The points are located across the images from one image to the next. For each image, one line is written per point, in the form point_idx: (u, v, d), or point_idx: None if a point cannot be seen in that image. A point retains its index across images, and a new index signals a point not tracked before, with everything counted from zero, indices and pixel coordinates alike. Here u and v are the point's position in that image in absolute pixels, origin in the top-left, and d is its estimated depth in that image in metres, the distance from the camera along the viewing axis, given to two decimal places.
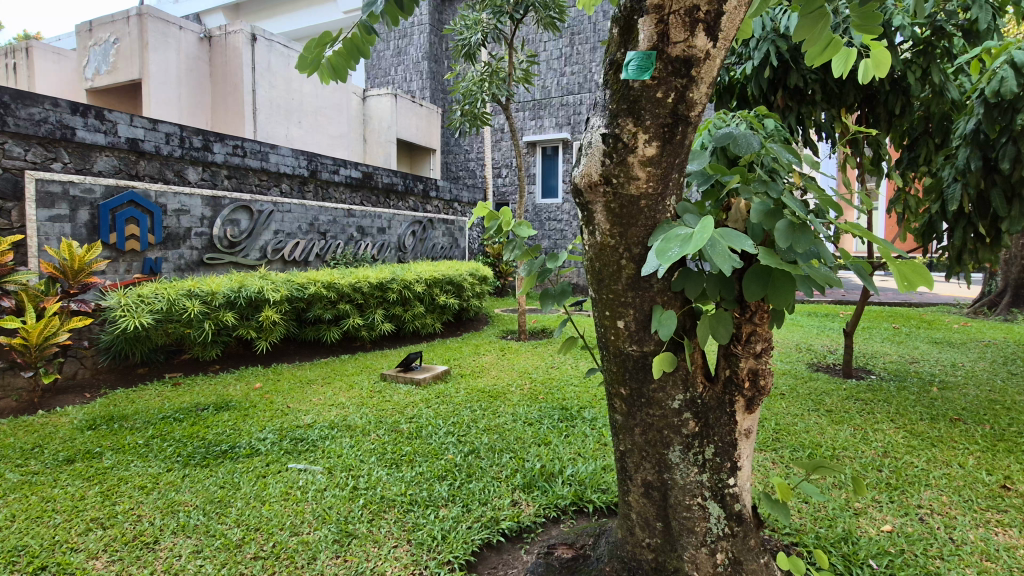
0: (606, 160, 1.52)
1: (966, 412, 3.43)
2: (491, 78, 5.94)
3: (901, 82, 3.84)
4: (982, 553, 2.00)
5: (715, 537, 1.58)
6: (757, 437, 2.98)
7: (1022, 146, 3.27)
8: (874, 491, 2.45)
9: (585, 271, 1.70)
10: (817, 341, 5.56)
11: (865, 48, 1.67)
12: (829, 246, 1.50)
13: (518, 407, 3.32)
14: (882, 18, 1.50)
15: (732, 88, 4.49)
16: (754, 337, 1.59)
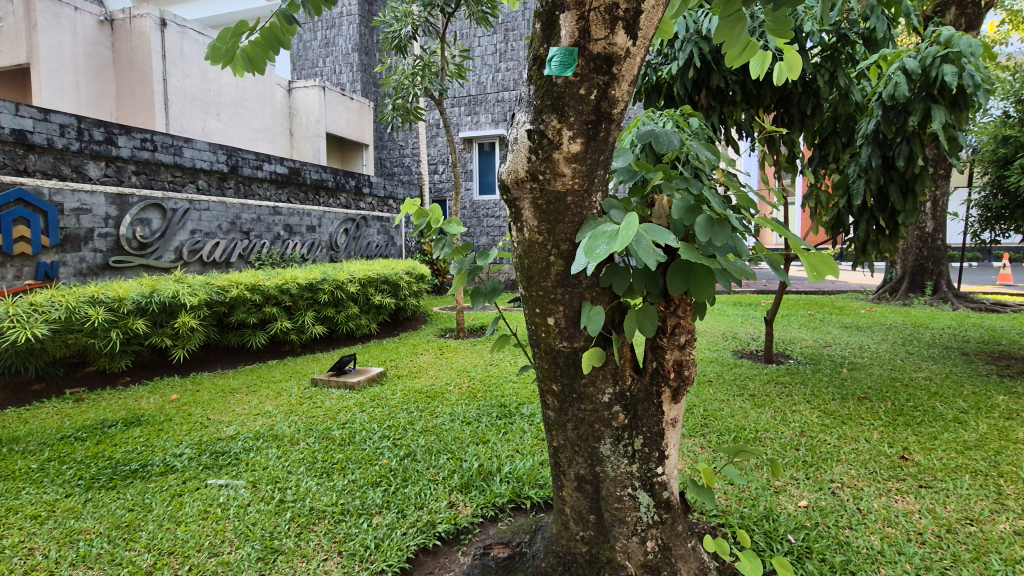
0: (532, 156, 1.50)
1: (872, 390, 3.73)
2: (423, 72, 5.80)
3: (812, 85, 4.11)
4: (884, 520, 2.17)
5: (645, 526, 1.62)
6: (687, 424, 3.10)
7: (913, 146, 3.58)
8: (792, 470, 2.61)
9: (514, 268, 1.69)
10: (742, 329, 5.87)
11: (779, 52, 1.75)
12: (746, 241, 1.55)
13: (456, 406, 3.28)
14: (793, 23, 1.58)
15: (659, 88, 4.64)
16: (678, 329, 1.64)
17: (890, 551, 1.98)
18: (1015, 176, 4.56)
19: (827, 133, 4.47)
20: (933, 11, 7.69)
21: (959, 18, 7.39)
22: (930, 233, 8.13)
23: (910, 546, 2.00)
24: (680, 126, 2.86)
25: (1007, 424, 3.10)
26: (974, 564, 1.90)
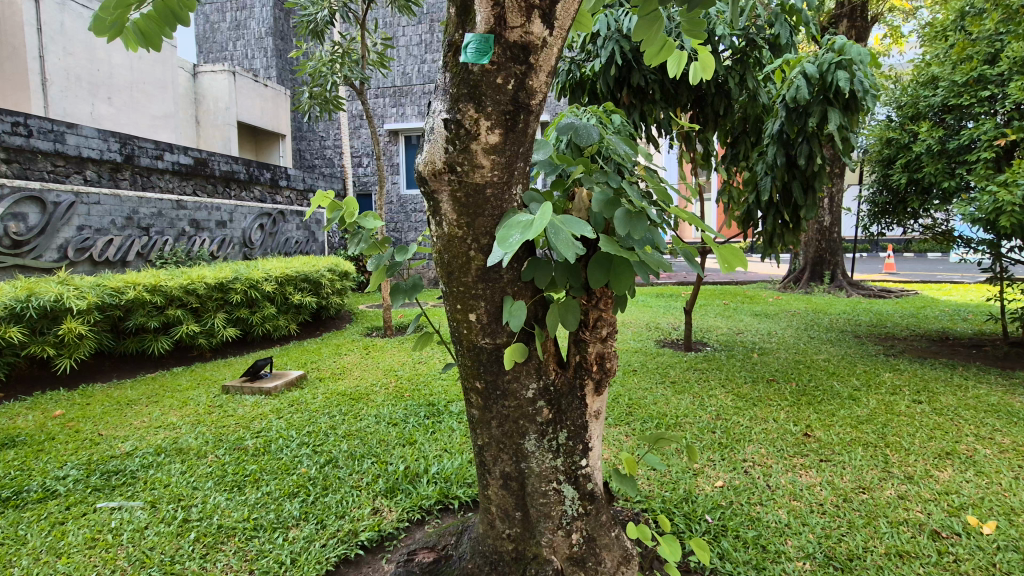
0: (449, 147, 1.45)
1: (778, 373, 4.01)
2: (341, 59, 5.53)
3: (724, 86, 4.33)
4: (791, 494, 2.33)
5: (571, 519, 1.62)
6: (613, 413, 3.18)
7: (812, 145, 3.86)
8: (709, 452, 2.74)
9: (434, 264, 1.63)
10: (664, 320, 6.13)
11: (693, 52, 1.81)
12: (662, 234, 1.58)
13: (382, 407, 3.17)
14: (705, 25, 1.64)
15: (583, 84, 4.72)
16: (600, 322, 1.65)
17: (796, 522, 2.12)
18: (897, 175, 5.06)
19: (738, 132, 4.73)
20: (828, 22, 8.38)
21: (850, 30, 8.10)
22: (827, 226, 8.87)
23: (813, 517, 2.16)
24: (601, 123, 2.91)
25: (891, 399, 3.44)
26: (866, 529, 2.08)
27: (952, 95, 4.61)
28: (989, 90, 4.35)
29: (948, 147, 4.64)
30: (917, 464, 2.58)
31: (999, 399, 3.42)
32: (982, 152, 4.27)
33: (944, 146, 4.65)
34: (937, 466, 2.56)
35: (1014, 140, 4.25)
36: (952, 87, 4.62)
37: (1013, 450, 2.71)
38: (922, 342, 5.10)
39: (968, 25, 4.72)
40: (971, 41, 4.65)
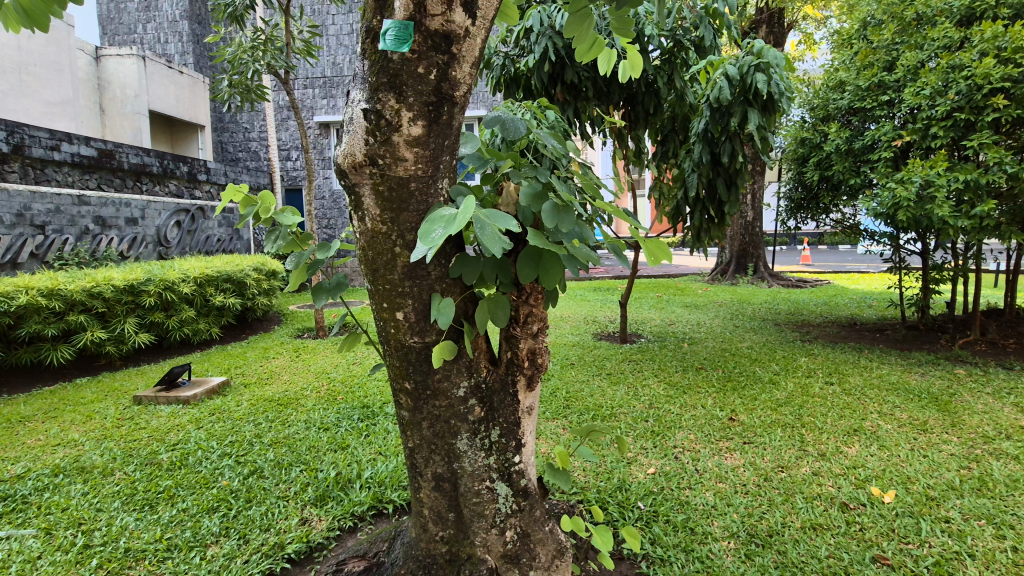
0: (369, 138, 1.39)
1: (706, 361, 4.19)
2: (263, 46, 5.22)
3: (653, 86, 4.47)
4: (717, 476, 2.44)
5: (504, 516, 1.61)
6: (550, 406, 3.20)
7: (735, 144, 4.05)
8: (641, 440, 2.82)
9: (358, 261, 1.56)
10: (601, 313, 6.27)
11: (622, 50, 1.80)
12: (590, 228, 1.58)
13: (313, 412, 3.04)
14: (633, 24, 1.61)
15: (518, 80, 4.72)
16: (531, 317, 1.64)
17: (722, 504, 2.21)
18: (811, 173, 5.41)
19: (667, 130, 4.89)
20: (748, 27, 8.85)
21: (768, 35, 8.59)
22: (750, 221, 9.39)
23: (737, 497, 2.26)
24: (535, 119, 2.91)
25: (807, 381, 3.68)
26: (784, 505, 2.21)
27: (857, 98, 4.98)
28: (887, 95, 4.74)
29: (853, 147, 5.01)
30: (829, 441, 2.78)
31: (898, 378, 3.75)
32: (883, 152, 4.65)
33: (850, 146, 5.03)
34: (846, 442, 2.76)
35: (909, 141, 4.65)
36: (856, 91, 5.00)
37: (910, 424, 2.97)
38: (834, 328, 5.50)
39: (870, 34, 5.11)
40: (873, 48, 5.04)
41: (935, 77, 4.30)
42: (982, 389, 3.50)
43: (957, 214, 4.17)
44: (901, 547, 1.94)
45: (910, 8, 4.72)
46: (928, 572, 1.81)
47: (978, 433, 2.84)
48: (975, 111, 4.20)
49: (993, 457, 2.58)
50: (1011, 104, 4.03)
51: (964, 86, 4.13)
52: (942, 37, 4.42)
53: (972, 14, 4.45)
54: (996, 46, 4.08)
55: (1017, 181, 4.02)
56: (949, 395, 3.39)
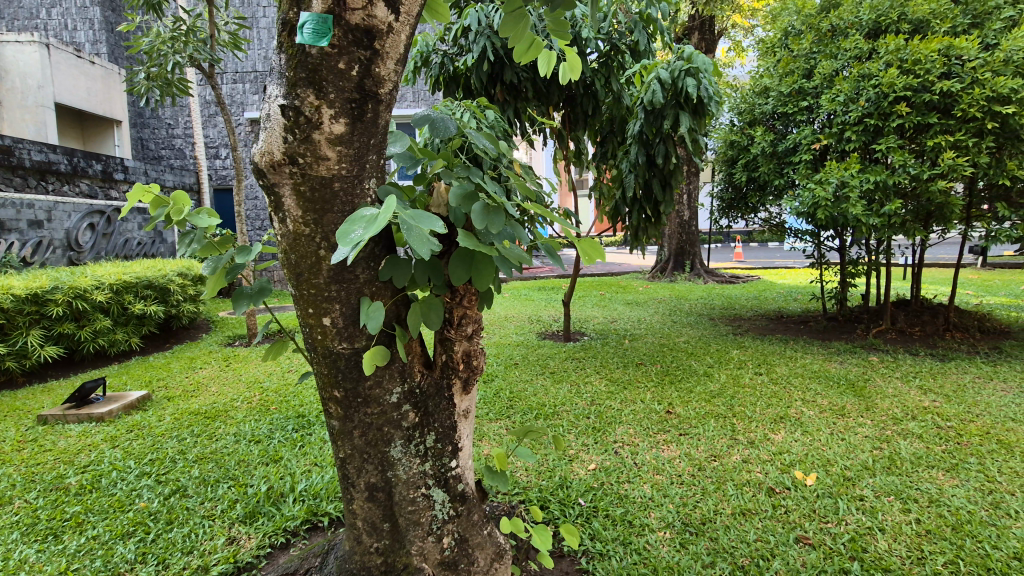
0: (288, 136, 1.32)
1: (646, 356, 4.32)
2: (185, 37, 4.92)
3: (591, 88, 4.55)
4: (654, 469, 2.50)
5: (441, 523, 1.59)
6: (494, 408, 3.19)
7: (668, 146, 4.19)
8: (583, 437, 2.85)
9: (281, 264, 1.48)
10: (545, 312, 6.33)
11: (559, 53, 1.78)
12: (524, 229, 1.57)
13: (243, 424, 2.89)
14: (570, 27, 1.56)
15: (457, 78, 4.68)
16: (465, 319, 1.62)
17: (658, 495, 2.28)
18: (740, 174, 5.68)
19: (606, 132, 5.01)
20: (682, 33, 9.21)
21: (700, 41, 8.97)
22: (687, 219, 9.75)
23: (673, 488, 2.34)
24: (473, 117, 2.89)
25: (738, 373, 3.86)
26: (716, 493, 2.30)
27: (780, 104, 5.28)
28: (807, 101, 5.05)
29: (777, 150, 5.32)
30: (758, 430, 2.92)
31: (819, 367, 4.00)
32: (803, 154, 4.95)
33: (774, 149, 5.33)
34: (773, 430, 2.91)
35: (826, 145, 4.98)
36: (779, 97, 5.29)
37: (829, 410, 3.17)
38: (763, 321, 5.81)
39: (790, 43, 5.42)
40: (793, 57, 5.35)
41: (848, 86, 4.63)
42: (892, 374, 3.80)
43: (869, 212, 4.49)
44: (821, 527, 2.06)
45: (826, 20, 5.07)
46: (844, 547, 1.93)
47: (888, 415, 3.07)
48: (882, 117, 4.55)
49: (902, 437, 2.80)
50: (913, 111, 4.38)
51: (873, 94, 4.46)
52: (854, 48, 4.75)
53: (878, 28, 4.81)
54: (899, 58, 4.43)
55: (919, 182, 4.38)
56: (864, 381, 3.66)
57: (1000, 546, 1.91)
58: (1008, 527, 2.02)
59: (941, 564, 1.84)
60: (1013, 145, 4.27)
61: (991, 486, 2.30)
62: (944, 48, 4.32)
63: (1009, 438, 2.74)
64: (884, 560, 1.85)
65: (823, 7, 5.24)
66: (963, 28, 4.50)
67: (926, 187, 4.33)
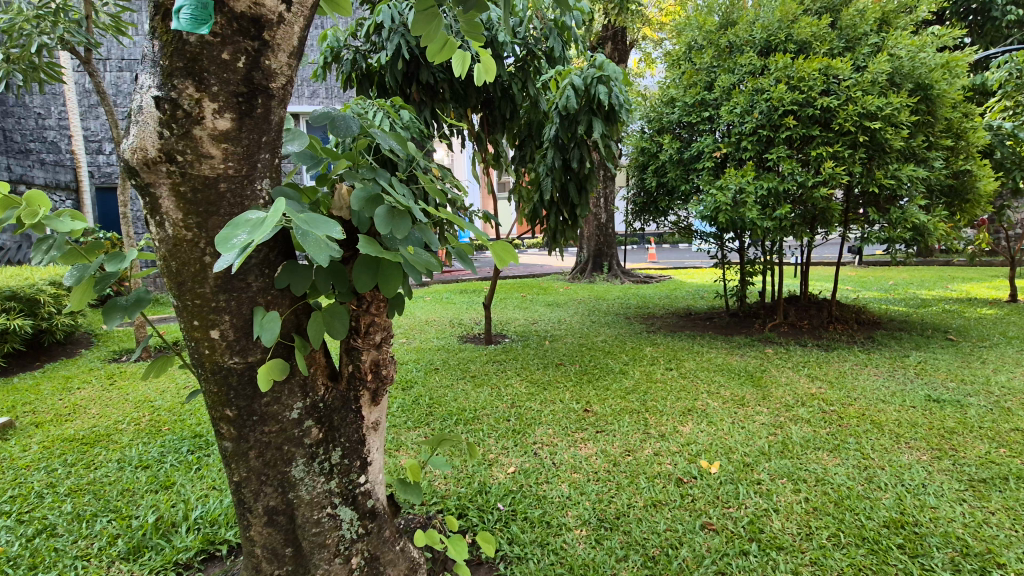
0: (164, 131, 1.20)
1: (565, 356, 4.41)
2: (54, 15, 4.38)
3: (508, 91, 4.64)
4: (572, 467, 2.55)
5: (349, 542, 1.54)
6: (412, 416, 3.11)
7: (583, 150, 4.32)
8: (504, 440, 2.85)
9: (159, 272, 1.33)
10: (467, 315, 6.30)
11: (474, 55, 1.71)
12: (434, 232, 1.51)
13: (129, 449, 2.61)
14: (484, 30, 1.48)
15: (371, 76, 4.53)
16: (373, 327, 1.58)
17: (575, 494, 2.31)
18: (650, 179, 5.96)
19: (524, 136, 4.97)
20: (597, 42, 9.55)
21: (614, 51, 9.34)
22: (604, 222, 10.11)
23: (589, 486, 2.39)
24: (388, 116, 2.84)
25: (651, 369, 4.04)
26: (630, 487, 2.38)
27: (685, 114, 5.60)
28: (708, 111, 5.39)
29: (683, 157, 5.64)
30: (668, 423, 3.06)
31: (723, 360, 4.28)
32: (706, 162, 5.29)
33: (680, 156, 5.65)
34: (682, 422, 3.07)
35: (725, 154, 5.35)
36: (684, 107, 5.62)
37: (731, 400, 3.40)
38: (675, 318, 6.13)
39: (693, 57, 5.76)
40: (696, 70, 5.70)
41: (743, 99, 5.02)
42: (785, 365, 4.13)
43: (764, 216, 4.89)
44: (724, 512, 2.19)
45: (724, 37, 5.47)
46: (744, 530, 2.06)
47: (782, 403, 3.34)
48: (773, 129, 4.97)
49: (793, 423, 3.05)
50: (799, 123, 4.82)
51: (765, 107, 4.86)
52: (748, 64, 5.14)
53: (769, 46, 5.25)
54: (786, 74, 4.85)
55: (805, 189, 4.81)
56: (762, 372, 3.96)
57: (873, 517, 2.12)
58: (880, 499, 2.26)
59: (827, 537, 2.01)
60: (880, 157, 4.80)
61: (866, 463, 2.56)
62: (824, 68, 4.78)
63: (880, 418, 3.07)
64: (778, 539, 1.99)
65: (721, 25, 5.63)
66: (838, 51, 5.01)
67: (811, 193, 4.77)
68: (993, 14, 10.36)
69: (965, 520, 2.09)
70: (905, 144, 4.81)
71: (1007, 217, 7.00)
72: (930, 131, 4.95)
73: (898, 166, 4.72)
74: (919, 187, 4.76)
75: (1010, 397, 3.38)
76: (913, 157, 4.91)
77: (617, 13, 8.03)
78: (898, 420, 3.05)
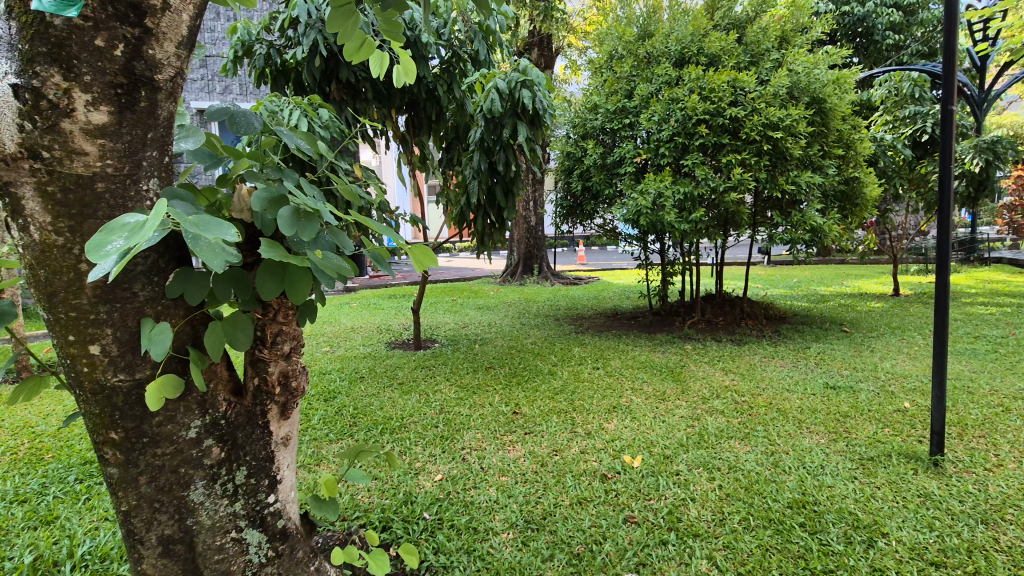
0: (24, 123, 1.07)
1: (495, 359, 4.41)
2: None
3: (433, 93, 4.58)
4: (500, 471, 2.54)
5: (257, 567, 1.46)
6: (335, 427, 2.99)
7: (508, 154, 4.35)
8: (431, 447, 2.79)
9: (25, 282, 1.18)
10: (395, 321, 6.16)
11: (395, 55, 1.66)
12: (347, 236, 1.44)
13: (2, 482, 2.32)
14: (403, 29, 1.43)
15: (287, 73, 4.33)
16: (281, 337, 1.50)
17: (503, 497, 2.31)
18: (576, 183, 6.11)
19: (451, 138, 4.97)
20: (523, 48, 9.67)
21: (541, 57, 9.50)
22: (534, 225, 10.26)
23: (517, 488, 2.39)
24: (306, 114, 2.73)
25: (578, 369, 4.12)
26: (556, 486, 2.41)
27: (608, 120, 5.79)
28: (629, 118, 5.61)
29: (606, 162, 5.83)
30: (594, 421, 3.14)
31: (646, 357, 4.45)
32: (628, 167, 5.49)
33: (604, 161, 5.83)
34: (607, 420, 3.15)
35: (645, 160, 5.58)
36: (606, 114, 5.81)
37: (653, 396, 3.54)
38: (602, 318, 6.31)
39: (614, 65, 5.96)
40: (616, 78, 5.90)
41: (661, 108, 5.27)
42: (702, 360, 4.37)
43: (681, 219, 5.14)
44: (645, 504, 2.26)
45: (642, 48, 5.71)
46: (663, 520, 2.14)
47: (699, 396, 3.52)
48: (688, 136, 5.24)
49: (709, 414, 3.22)
50: (711, 132, 5.13)
51: (680, 115, 5.14)
52: (664, 74, 5.41)
53: (683, 58, 5.54)
54: (698, 85, 5.15)
55: (718, 194, 5.12)
56: (681, 367, 4.16)
57: (779, 499, 2.27)
58: (784, 481, 2.42)
59: (738, 521, 2.13)
60: (782, 164, 5.19)
61: (773, 449, 2.75)
62: (731, 80, 5.11)
63: (785, 406, 3.30)
64: (694, 526, 2.09)
65: (640, 36, 5.87)
66: (744, 65, 5.38)
67: (723, 198, 5.08)
68: (875, 37, 11.56)
69: (856, 496, 2.29)
70: (803, 153, 5.23)
71: (890, 220, 7.81)
72: (824, 142, 5.42)
73: (797, 173, 5.13)
74: (816, 193, 5.19)
75: (893, 381, 3.76)
76: (810, 164, 5.35)
77: (542, 20, 8.18)
78: (800, 407, 3.30)
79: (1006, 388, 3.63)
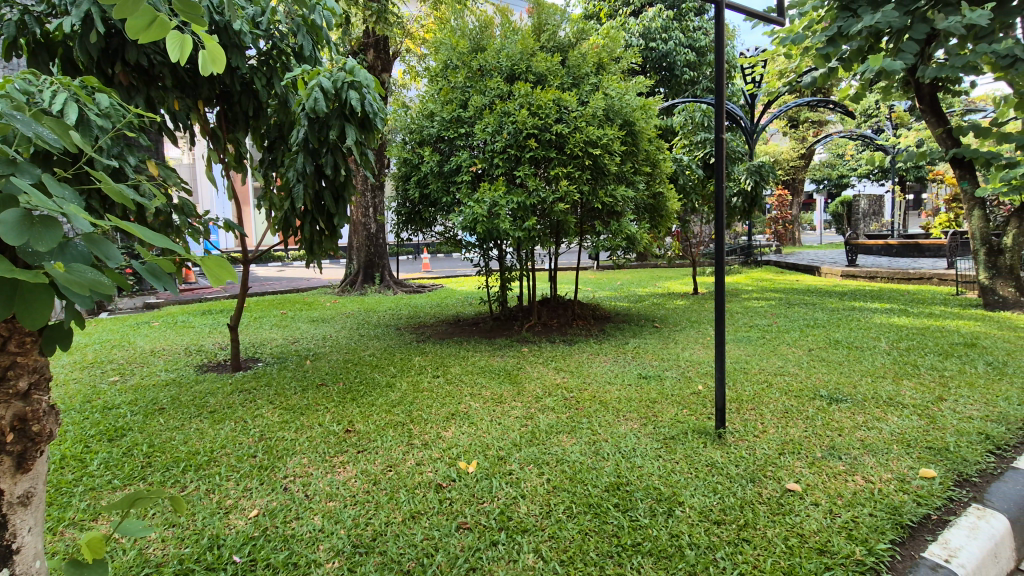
0: None
1: (327, 375, 4.14)
2: None
3: (250, 87, 4.17)
4: (327, 496, 2.37)
5: None
6: (122, 471, 2.53)
7: (336, 157, 4.11)
8: (247, 480, 2.51)
9: None
10: (209, 340, 5.43)
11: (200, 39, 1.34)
12: (114, 245, 1.16)
13: None
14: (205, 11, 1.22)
15: (51, 47, 3.59)
16: (13, 371, 1.21)
17: (329, 524, 2.16)
18: (413, 190, 6.03)
19: (273, 137, 4.57)
20: (358, 48, 9.30)
21: (376, 59, 9.20)
22: (374, 232, 9.93)
23: (345, 511, 2.25)
24: (82, 100, 2.29)
25: (418, 378, 4.06)
26: (389, 504, 2.32)
27: (443, 128, 5.81)
28: (464, 128, 5.72)
29: (443, 170, 5.84)
30: (431, 430, 3.10)
31: (485, 362, 4.56)
32: (464, 176, 5.59)
33: (441, 169, 5.84)
34: (444, 428, 3.15)
35: (480, 170, 5.73)
36: (442, 122, 5.83)
37: (490, 399, 3.63)
38: (443, 326, 6.32)
39: (448, 75, 6.04)
40: (451, 88, 5.98)
41: (493, 120, 5.47)
42: (537, 361, 4.62)
43: (515, 227, 5.38)
44: (478, 508, 2.29)
45: (476, 60, 5.89)
46: (494, 522, 2.19)
47: (532, 396, 3.70)
48: (519, 149, 5.53)
49: (541, 412, 3.40)
50: (540, 145, 5.48)
51: (512, 128, 5.39)
52: (496, 88, 5.64)
53: (513, 74, 5.83)
54: (528, 101, 5.47)
55: (547, 204, 5.47)
56: (517, 370, 4.33)
57: (598, 484, 2.47)
58: (603, 467, 2.65)
59: (563, 511, 2.27)
60: (602, 179, 5.70)
61: (595, 439, 2.99)
62: (556, 99, 5.51)
63: (606, 398, 3.63)
64: (523, 523, 2.17)
65: (473, 49, 6.04)
66: (567, 86, 5.84)
67: (552, 208, 5.45)
68: (675, 72, 13.48)
69: (660, 472, 2.60)
70: (619, 169, 5.83)
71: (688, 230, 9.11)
72: (635, 160, 6.11)
73: (613, 187, 5.70)
74: (629, 205, 5.82)
75: (691, 367, 4.39)
76: (625, 179, 5.99)
77: (375, 22, 7.96)
78: (618, 397, 3.66)
79: (769, 367, 4.47)
